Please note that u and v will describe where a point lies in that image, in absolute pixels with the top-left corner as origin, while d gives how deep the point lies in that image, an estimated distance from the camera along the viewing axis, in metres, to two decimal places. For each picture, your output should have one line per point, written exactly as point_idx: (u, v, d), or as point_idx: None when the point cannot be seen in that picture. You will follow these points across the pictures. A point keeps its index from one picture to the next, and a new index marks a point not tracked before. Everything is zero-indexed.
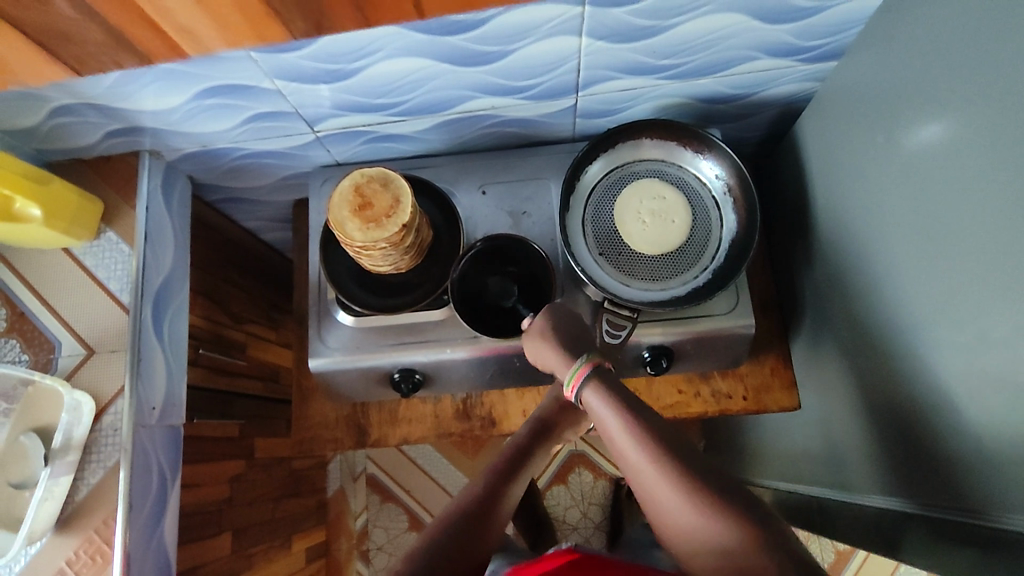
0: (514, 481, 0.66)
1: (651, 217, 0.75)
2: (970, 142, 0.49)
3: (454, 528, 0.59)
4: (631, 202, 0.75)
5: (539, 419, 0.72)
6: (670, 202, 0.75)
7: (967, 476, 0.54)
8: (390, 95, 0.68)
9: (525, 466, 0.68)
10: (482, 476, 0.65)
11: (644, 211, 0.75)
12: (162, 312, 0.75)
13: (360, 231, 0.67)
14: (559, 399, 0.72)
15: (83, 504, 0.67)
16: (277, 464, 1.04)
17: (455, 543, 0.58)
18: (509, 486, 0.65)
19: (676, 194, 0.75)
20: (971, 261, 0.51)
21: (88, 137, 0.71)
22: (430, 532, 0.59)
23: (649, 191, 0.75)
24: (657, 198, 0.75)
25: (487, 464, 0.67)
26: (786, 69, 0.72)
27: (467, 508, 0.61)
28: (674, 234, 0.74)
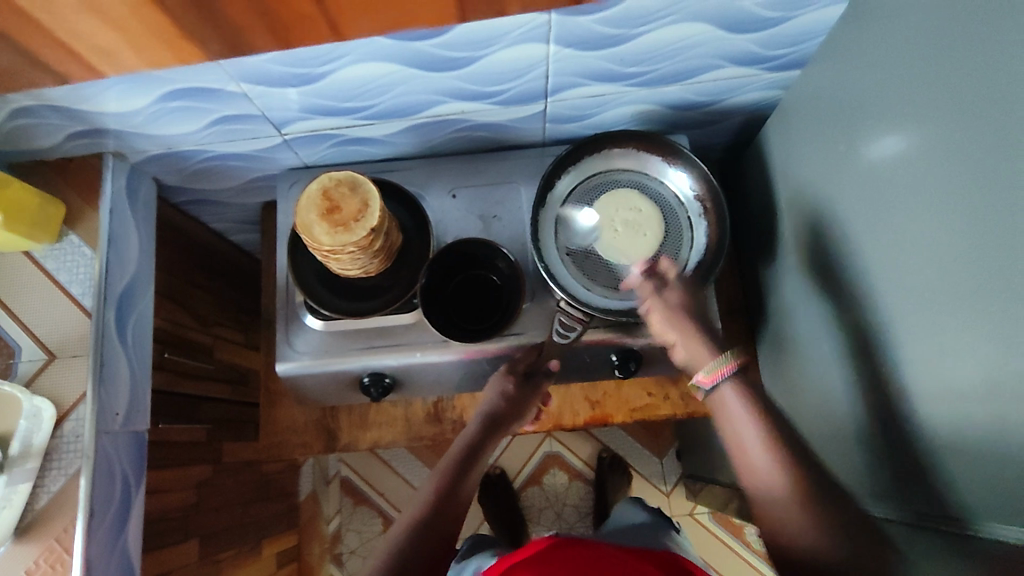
0: (466, 480, 0.67)
1: (624, 227, 0.76)
2: (923, 152, 0.51)
3: (413, 537, 0.61)
4: (606, 211, 0.76)
5: (487, 415, 0.72)
6: (648, 216, 0.76)
7: (919, 477, 0.56)
8: (359, 98, 0.68)
9: (476, 463, 0.69)
10: (435, 479, 0.67)
11: (620, 219, 0.76)
12: (125, 316, 0.74)
13: (327, 235, 0.66)
14: (504, 393, 0.73)
15: (44, 512, 0.65)
16: (245, 468, 1.03)
17: (419, 551, 0.60)
18: (462, 485, 0.67)
19: (651, 207, 0.76)
20: (923, 267, 0.52)
21: (49, 138, 0.69)
22: (396, 542, 0.61)
23: (627, 200, 0.76)
24: (633, 209, 0.76)
25: (439, 466, 0.69)
26: (751, 77, 0.73)
27: (425, 515, 0.63)
28: (644, 248, 0.75)
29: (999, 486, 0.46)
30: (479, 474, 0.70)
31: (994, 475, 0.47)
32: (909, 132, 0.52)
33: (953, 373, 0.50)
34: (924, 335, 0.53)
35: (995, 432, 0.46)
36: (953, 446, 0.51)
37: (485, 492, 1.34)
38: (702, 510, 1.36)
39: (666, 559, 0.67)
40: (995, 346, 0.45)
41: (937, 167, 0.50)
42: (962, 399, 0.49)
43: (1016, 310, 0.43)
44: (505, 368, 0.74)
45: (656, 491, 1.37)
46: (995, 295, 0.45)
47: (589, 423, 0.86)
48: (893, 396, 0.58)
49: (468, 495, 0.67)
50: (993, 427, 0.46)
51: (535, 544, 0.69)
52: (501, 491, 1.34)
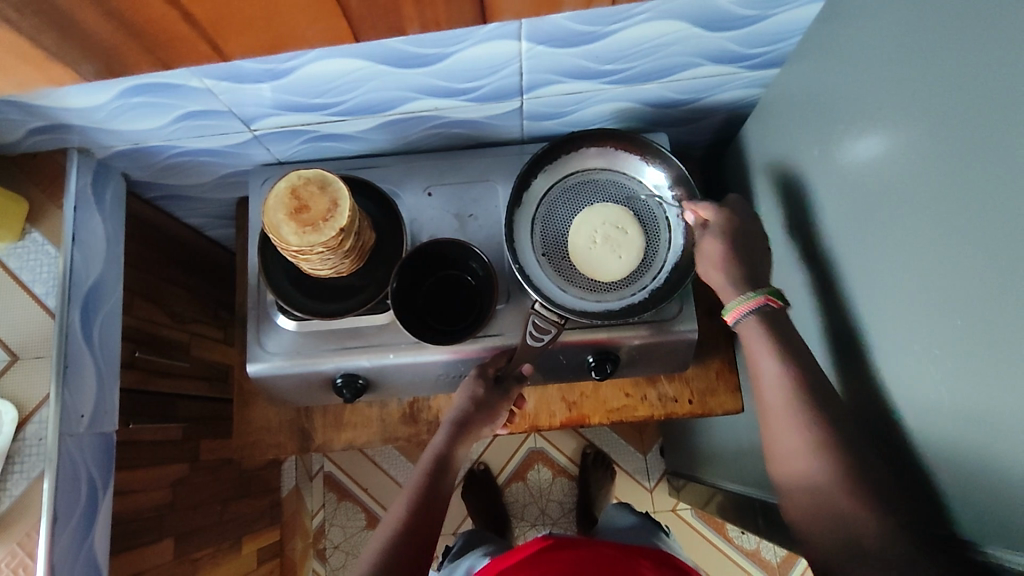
0: (439, 490, 0.68)
1: (603, 242, 0.74)
2: (900, 158, 0.49)
3: (394, 547, 0.62)
4: (590, 219, 0.74)
5: (456, 421, 0.72)
6: (632, 237, 0.74)
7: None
8: (329, 95, 0.67)
9: (447, 473, 0.70)
10: (408, 490, 0.68)
11: (603, 233, 0.74)
12: (92, 316, 0.73)
13: (295, 235, 0.64)
14: (474, 398, 0.72)
15: (6, 516, 0.64)
16: (224, 466, 1.02)
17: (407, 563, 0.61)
18: (435, 494, 0.68)
19: (638, 232, 0.74)
20: (897, 275, 0.51)
21: (10, 134, 0.67)
22: (381, 554, 0.62)
23: (615, 217, 0.74)
24: (618, 228, 0.74)
25: (411, 477, 0.69)
26: (730, 76, 0.72)
27: (402, 526, 0.64)
28: (617, 267, 0.73)
29: (972, 500, 0.46)
30: (451, 479, 0.71)
31: (966, 489, 0.46)
32: (886, 137, 0.51)
33: (928, 384, 0.49)
34: (899, 345, 0.52)
35: (968, 447, 0.45)
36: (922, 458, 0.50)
37: (469, 489, 1.33)
38: (685, 506, 1.36)
39: (664, 558, 0.66)
40: (968, 360, 0.44)
41: (912, 175, 0.48)
42: (933, 411, 0.48)
43: (990, 324, 0.42)
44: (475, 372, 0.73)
45: (639, 487, 1.37)
46: (968, 307, 0.43)
47: (566, 424, 0.86)
48: (869, 404, 0.57)
49: (442, 505, 0.68)
50: (964, 441, 0.45)
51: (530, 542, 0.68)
52: (485, 487, 1.33)
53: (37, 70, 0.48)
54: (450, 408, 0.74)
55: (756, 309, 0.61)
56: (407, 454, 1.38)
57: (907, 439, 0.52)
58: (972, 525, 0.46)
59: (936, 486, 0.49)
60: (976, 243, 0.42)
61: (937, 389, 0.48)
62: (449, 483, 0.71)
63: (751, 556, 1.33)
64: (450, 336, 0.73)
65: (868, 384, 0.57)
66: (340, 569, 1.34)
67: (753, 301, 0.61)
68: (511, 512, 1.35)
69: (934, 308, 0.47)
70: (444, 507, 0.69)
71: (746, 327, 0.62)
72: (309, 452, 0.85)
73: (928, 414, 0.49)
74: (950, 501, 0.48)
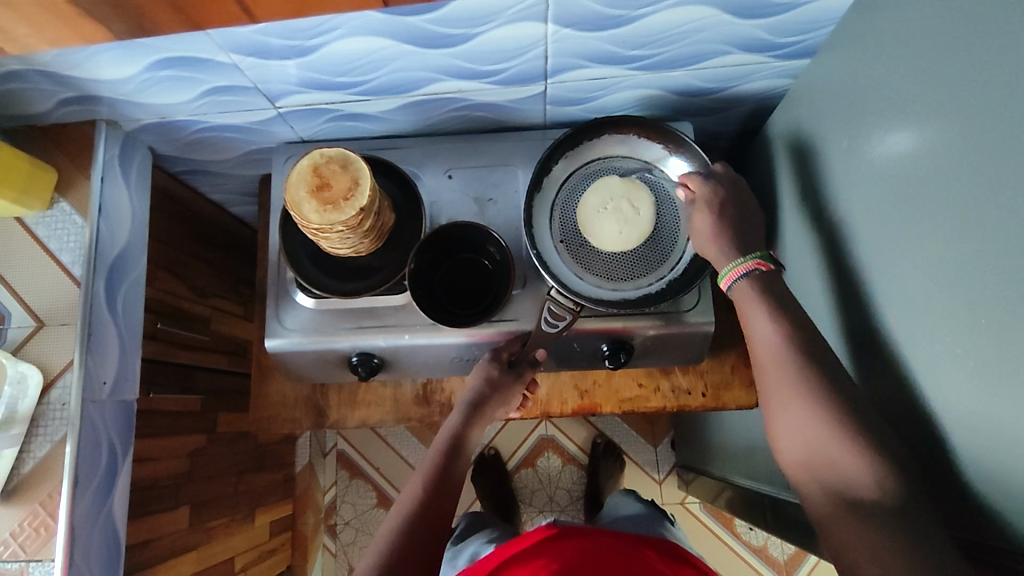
0: (453, 471, 0.69)
1: (611, 211, 0.72)
2: (932, 152, 0.48)
3: (409, 526, 0.63)
4: (609, 187, 0.73)
5: (469, 402, 0.72)
6: (641, 221, 0.72)
7: None
8: (353, 73, 0.67)
9: (463, 454, 0.71)
10: (424, 472, 0.68)
11: (615, 203, 0.73)
12: (116, 285, 0.74)
13: (316, 213, 0.65)
14: (488, 379, 0.72)
15: (30, 477, 0.66)
16: (240, 439, 1.04)
17: (422, 542, 0.62)
18: (449, 475, 0.68)
19: (650, 218, 0.72)
20: (921, 273, 0.50)
21: (41, 104, 0.68)
22: (397, 531, 0.63)
23: (636, 195, 0.73)
24: (633, 207, 0.72)
25: (426, 458, 0.70)
26: (758, 65, 0.70)
27: (419, 505, 0.65)
28: (609, 238, 0.72)
29: (985, 503, 0.45)
30: (465, 460, 0.71)
31: (979, 491, 0.46)
32: (916, 131, 0.50)
33: (947, 385, 0.48)
34: (918, 343, 0.51)
35: (979, 448, 0.45)
36: (938, 456, 0.50)
37: (479, 472, 1.34)
38: (695, 501, 1.35)
39: (663, 550, 0.66)
40: (990, 359, 0.43)
41: (942, 171, 0.47)
42: (951, 413, 0.48)
43: (1013, 323, 0.41)
44: (490, 354, 0.73)
45: (649, 480, 1.37)
46: (993, 306, 0.42)
47: (577, 412, 0.86)
48: (883, 402, 0.57)
49: (456, 485, 0.69)
50: (975, 441, 0.45)
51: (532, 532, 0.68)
52: (497, 470, 1.34)
53: (81, 25, 0.49)
54: (464, 388, 0.75)
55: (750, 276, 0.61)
56: (419, 436, 1.39)
57: (922, 438, 0.51)
58: (984, 529, 0.45)
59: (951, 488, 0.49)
60: (1006, 240, 0.41)
61: (953, 388, 0.47)
62: (463, 462, 0.71)
63: (758, 553, 1.33)
64: (456, 321, 0.73)
65: (887, 384, 0.56)
66: (350, 546, 1.36)
67: (742, 266, 0.62)
68: (520, 497, 1.36)
69: (957, 306, 0.46)
70: (459, 487, 0.69)
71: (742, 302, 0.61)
72: (323, 429, 0.86)
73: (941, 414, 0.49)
74: (959, 502, 0.48)
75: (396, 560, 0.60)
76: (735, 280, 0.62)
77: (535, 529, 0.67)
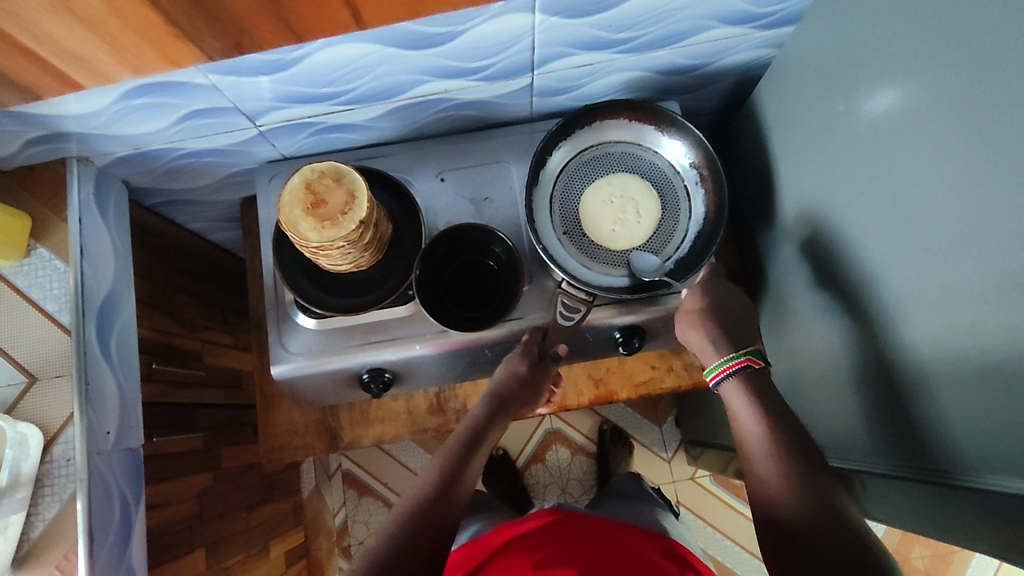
0: (470, 465, 0.65)
1: (614, 203, 0.74)
2: (933, 104, 0.49)
3: (413, 519, 0.58)
4: (619, 185, 0.74)
5: (496, 397, 0.70)
6: (638, 230, 0.73)
7: (929, 433, 0.54)
8: (336, 83, 0.65)
9: (481, 445, 0.67)
10: (439, 460, 0.64)
11: (623, 200, 0.74)
12: (107, 329, 0.70)
13: (314, 231, 0.63)
14: (516, 375, 0.70)
15: (41, 540, 0.63)
16: (244, 472, 1.00)
17: (426, 535, 0.57)
18: (465, 467, 0.64)
19: (646, 230, 0.73)
20: (934, 224, 0.51)
21: (6, 147, 0.65)
22: (397, 525, 0.58)
23: (643, 201, 0.74)
24: (637, 213, 0.73)
25: (444, 446, 0.66)
26: (742, 37, 0.70)
27: (430, 493, 0.60)
28: (601, 223, 0.73)
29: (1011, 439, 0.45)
30: (483, 458, 0.67)
31: (1003, 430, 0.46)
32: (913, 87, 0.51)
33: (969, 329, 0.48)
34: (934, 293, 0.52)
35: (1004, 386, 0.45)
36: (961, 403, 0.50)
37: (489, 474, 1.33)
38: (705, 474, 1.37)
39: (664, 546, 0.69)
40: (1013, 302, 0.44)
41: (947, 122, 0.48)
42: (974, 357, 0.48)
43: None
44: (518, 348, 0.71)
45: (658, 459, 1.38)
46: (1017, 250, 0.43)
47: (593, 402, 0.85)
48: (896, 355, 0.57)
49: (470, 483, 0.64)
50: (1003, 382, 0.46)
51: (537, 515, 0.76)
52: (507, 470, 1.33)
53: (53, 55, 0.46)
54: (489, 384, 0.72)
55: (738, 370, 0.63)
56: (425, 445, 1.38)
57: (943, 385, 0.52)
58: (1007, 462, 0.46)
59: (973, 432, 0.49)
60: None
61: (981, 334, 0.47)
62: (481, 461, 0.67)
63: None
64: (448, 311, 0.73)
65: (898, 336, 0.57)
66: None
67: (737, 361, 0.63)
68: (533, 493, 1.35)
69: (976, 253, 0.47)
70: (472, 485, 0.64)
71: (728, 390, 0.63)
72: (338, 451, 0.84)
73: (962, 358, 0.49)
74: (985, 439, 0.48)
75: (396, 553, 0.55)
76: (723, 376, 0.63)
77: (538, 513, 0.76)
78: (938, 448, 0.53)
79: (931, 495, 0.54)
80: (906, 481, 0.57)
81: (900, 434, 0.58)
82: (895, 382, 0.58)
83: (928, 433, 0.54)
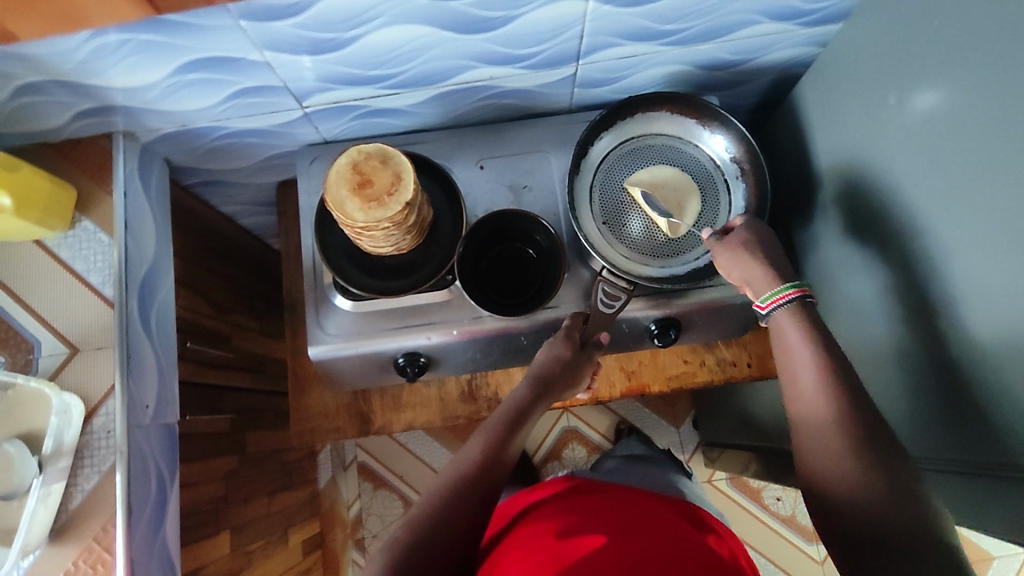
0: (510, 447, 0.64)
1: (654, 194, 0.74)
2: (991, 95, 0.49)
3: (456, 498, 0.58)
4: (659, 177, 0.74)
5: (538, 378, 0.68)
6: (677, 221, 0.73)
7: (978, 428, 0.54)
8: (386, 66, 0.65)
9: (520, 428, 0.65)
10: (478, 441, 0.63)
11: (663, 191, 0.74)
12: (149, 304, 0.71)
13: (360, 211, 0.63)
14: (560, 359, 0.69)
15: (79, 512, 0.63)
16: (267, 457, 1.00)
17: (468, 516, 0.57)
18: (503, 452, 0.63)
19: (686, 220, 0.73)
20: (987, 216, 0.51)
21: (56, 118, 0.65)
22: (440, 503, 0.58)
23: (683, 193, 0.74)
24: (677, 204, 0.74)
25: (483, 428, 0.65)
26: (787, 33, 0.71)
27: (471, 477, 0.60)
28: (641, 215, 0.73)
29: None
30: (522, 439, 0.66)
31: None
32: (970, 80, 0.51)
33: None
34: (985, 286, 0.52)
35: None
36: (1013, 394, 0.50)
37: None
38: (723, 477, 1.37)
39: (685, 511, 0.70)
40: None
41: (1008, 111, 0.48)
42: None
43: None
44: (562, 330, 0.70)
45: None
46: None
47: (625, 394, 0.85)
48: (941, 348, 0.57)
49: (510, 464, 0.63)
50: None
51: (554, 481, 0.77)
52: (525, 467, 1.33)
53: None
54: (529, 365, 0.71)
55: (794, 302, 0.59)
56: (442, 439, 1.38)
57: (992, 377, 0.52)
58: None
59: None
60: None
61: None
62: (519, 440, 0.66)
63: (788, 522, 1.34)
64: (485, 298, 0.74)
65: (941, 330, 0.57)
66: None
67: (788, 292, 0.60)
68: None
69: None
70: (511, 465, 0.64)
71: (782, 326, 0.59)
72: (368, 436, 0.84)
73: (1016, 349, 0.49)
74: None
75: (439, 530, 0.56)
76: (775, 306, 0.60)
77: (554, 481, 0.77)
78: (995, 443, 0.53)
79: (991, 490, 0.54)
80: (971, 477, 0.56)
81: (957, 431, 0.57)
82: (943, 378, 0.58)
83: (980, 427, 0.54)
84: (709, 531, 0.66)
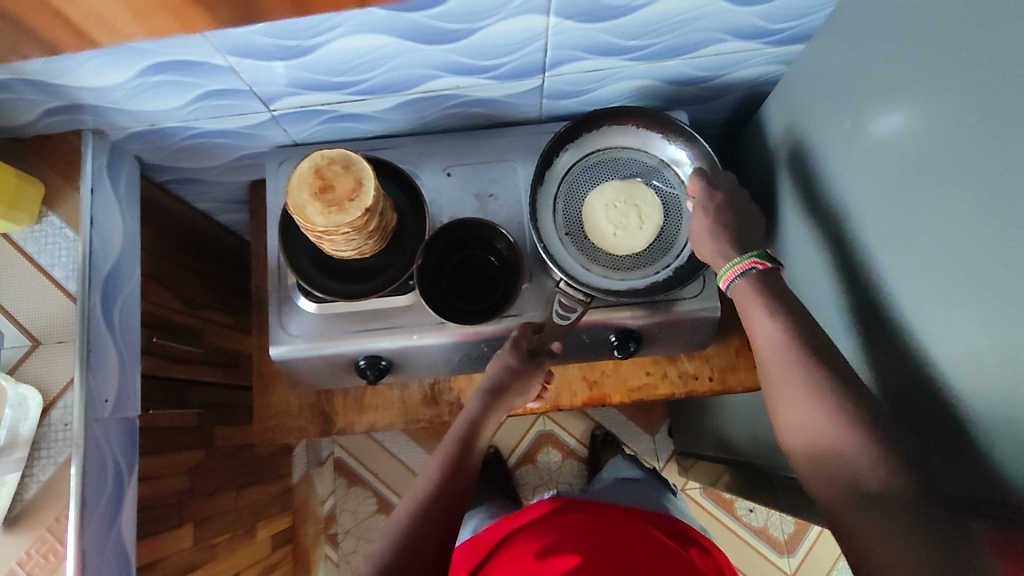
0: (463, 461, 0.66)
1: (617, 207, 0.75)
2: (934, 124, 0.50)
3: (419, 520, 0.60)
4: (622, 190, 0.75)
5: (486, 390, 0.71)
6: (639, 235, 0.74)
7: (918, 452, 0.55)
8: (351, 73, 0.66)
9: (472, 445, 0.68)
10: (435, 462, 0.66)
11: (627, 205, 0.75)
12: (113, 298, 0.72)
13: (321, 215, 0.64)
14: (506, 366, 0.70)
15: (35, 502, 0.64)
16: (236, 452, 1.01)
17: (432, 535, 0.59)
18: (459, 467, 0.65)
19: (649, 234, 0.74)
20: (929, 243, 0.51)
21: (24, 115, 0.66)
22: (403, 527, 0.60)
23: (647, 207, 0.75)
24: (640, 218, 0.74)
25: (439, 446, 0.68)
26: (752, 52, 0.72)
27: (436, 488, 0.63)
28: (603, 227, 0.74)
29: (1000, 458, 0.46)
30: (478, 451, 0.69)
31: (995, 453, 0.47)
32: (917, 108, 0.52)
33: (961, 352, 0.49)
34: (927, 310, 0.52)
35: (1000, 408, 0.45)
36: (952, 418, 0.51)
37: None
38: (695, 486, 1.38)
39: (670, 528, 0.72)
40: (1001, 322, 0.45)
41: (948, 141, 0.48)
42: (962, 369, 0.49)
43: None
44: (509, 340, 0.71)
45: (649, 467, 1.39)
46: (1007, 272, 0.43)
47: (586, 403, 0.86)
48: (890, 370, 0.58)
49: (467, 477, 0.66)
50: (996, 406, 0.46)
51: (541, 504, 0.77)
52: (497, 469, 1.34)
53: (76, 33, 0.48)
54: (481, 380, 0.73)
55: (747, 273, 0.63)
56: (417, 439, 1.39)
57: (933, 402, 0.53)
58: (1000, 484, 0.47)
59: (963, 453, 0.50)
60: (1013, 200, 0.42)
61: (967, 351, 0.48)
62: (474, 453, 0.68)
63: (759, 533, 1.35)
64: (446, 303, 0.74)
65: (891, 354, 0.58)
66: (351, 554, 1.35)
67: (742, 264, 0.63)
68: (522, 493, 1.36)
69: (970, 273, 0.47)
70: (469, 477, 0.66)
71: (744, 298, 0.62)
72: (331, 436, 0.85)
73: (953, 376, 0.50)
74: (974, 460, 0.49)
75: (404, 550, 0.57)
76: (733, 279, 0.63)
77: (541, 502, 0.77)
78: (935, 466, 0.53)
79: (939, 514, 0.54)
80: None
81: None
82: (891, 399, 0.59)
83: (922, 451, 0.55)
84: (692, 546, 0.69)
